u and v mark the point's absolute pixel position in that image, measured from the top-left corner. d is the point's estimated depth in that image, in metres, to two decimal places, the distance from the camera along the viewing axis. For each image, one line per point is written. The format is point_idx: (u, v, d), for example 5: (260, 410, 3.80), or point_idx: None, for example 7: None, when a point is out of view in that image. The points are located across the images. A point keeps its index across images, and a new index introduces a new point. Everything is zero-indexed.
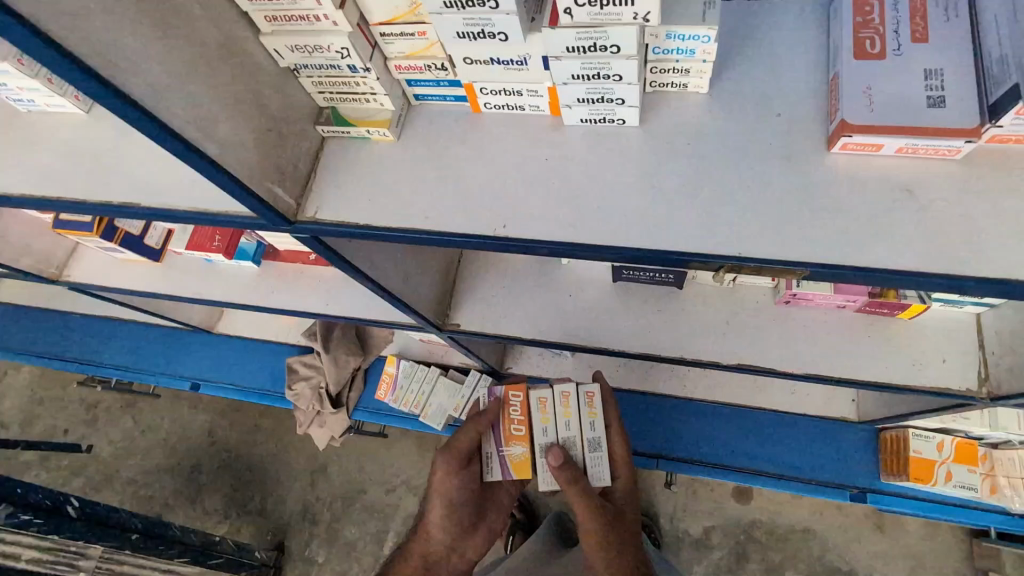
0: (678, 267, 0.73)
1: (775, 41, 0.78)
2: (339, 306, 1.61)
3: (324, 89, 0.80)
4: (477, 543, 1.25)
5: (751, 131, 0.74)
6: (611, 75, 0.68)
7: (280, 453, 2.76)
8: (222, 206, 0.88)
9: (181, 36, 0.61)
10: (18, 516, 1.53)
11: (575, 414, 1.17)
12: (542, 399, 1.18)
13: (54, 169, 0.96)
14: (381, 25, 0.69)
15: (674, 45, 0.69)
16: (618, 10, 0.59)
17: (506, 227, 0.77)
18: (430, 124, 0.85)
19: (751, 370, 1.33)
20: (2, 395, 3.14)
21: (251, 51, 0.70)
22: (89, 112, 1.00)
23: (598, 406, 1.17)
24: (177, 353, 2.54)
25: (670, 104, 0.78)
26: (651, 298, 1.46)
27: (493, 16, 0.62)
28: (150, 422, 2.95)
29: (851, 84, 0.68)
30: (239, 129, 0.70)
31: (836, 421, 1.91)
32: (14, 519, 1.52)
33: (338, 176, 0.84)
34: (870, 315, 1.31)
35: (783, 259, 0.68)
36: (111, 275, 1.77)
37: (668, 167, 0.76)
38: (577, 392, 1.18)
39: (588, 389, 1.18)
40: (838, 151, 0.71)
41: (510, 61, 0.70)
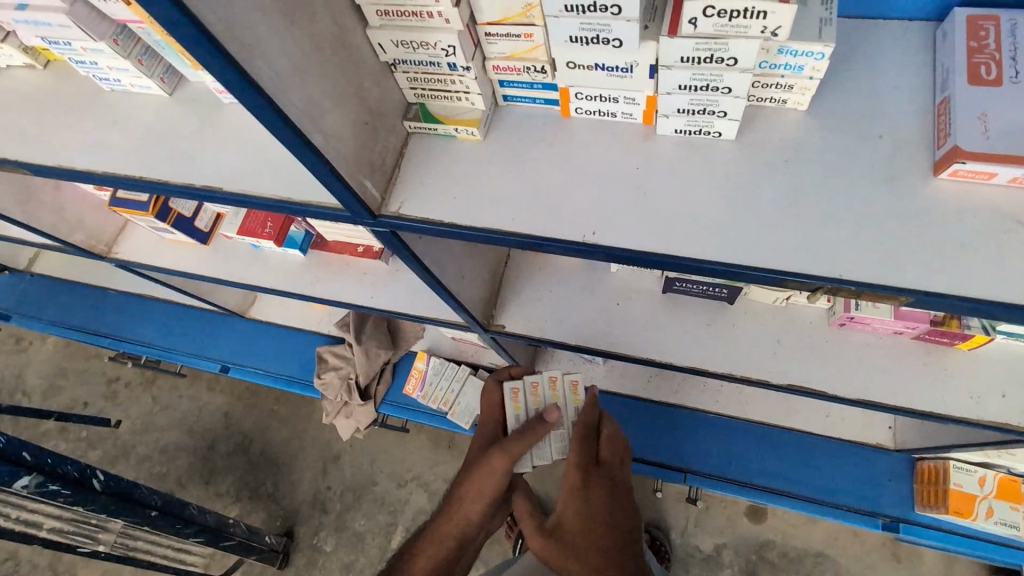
0: (771, 285, 0.71)
1: (878, 61, 0.77)
2: (382, 299, 1.62)
3: (417, 85, 0.80)
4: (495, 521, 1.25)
5: (853, 151, 0.73)
6: (719, 88, 0.67)
7: (294, 440, 2.78)
8: (301, 193, 0.89)
9: (303, 25, 0.61)
10: (47, 486, 1.40)
11: (562, 399, 1.28)
12: (536, 384, 1.27)
13: (134, 151, 0.97)
14: (489, 25, 0.69)
15: (784, 61, 0.68)
16: (747, 22, 0.58)
17: (595, 233, 0.76)
18: (517, 126, 0.85)
19: (800, 391, 1.31)
20: (29, 364, 3.19)
21: (357, 44, 0.70)
22: (172, 95, 1.01)
23: (581, 394, 1.28)
24: (210, 335, 2.56)
25: (766, 119, 0.77)
26: (699, 311, 1.45)
27: (614, 22, 0.62)
28: (169, 400, 2.99)
29: (965, 110, 0.67)
30: (340, 120, 0.70)
31: (871, 447, 1.87)
32: (43, 489, 1.39)
33: (422, 173, 0.84)
34: (927, 344, 1.29)
35: (885, 284, 0.67)
36: (157, 253, 1.78)
37: (764, 182, 0.75)
38: (563, 380, 1.28)
39: (571, 377, 1.28)
40: (945, 177, 0.69)
41: (615, 68, 0.70)
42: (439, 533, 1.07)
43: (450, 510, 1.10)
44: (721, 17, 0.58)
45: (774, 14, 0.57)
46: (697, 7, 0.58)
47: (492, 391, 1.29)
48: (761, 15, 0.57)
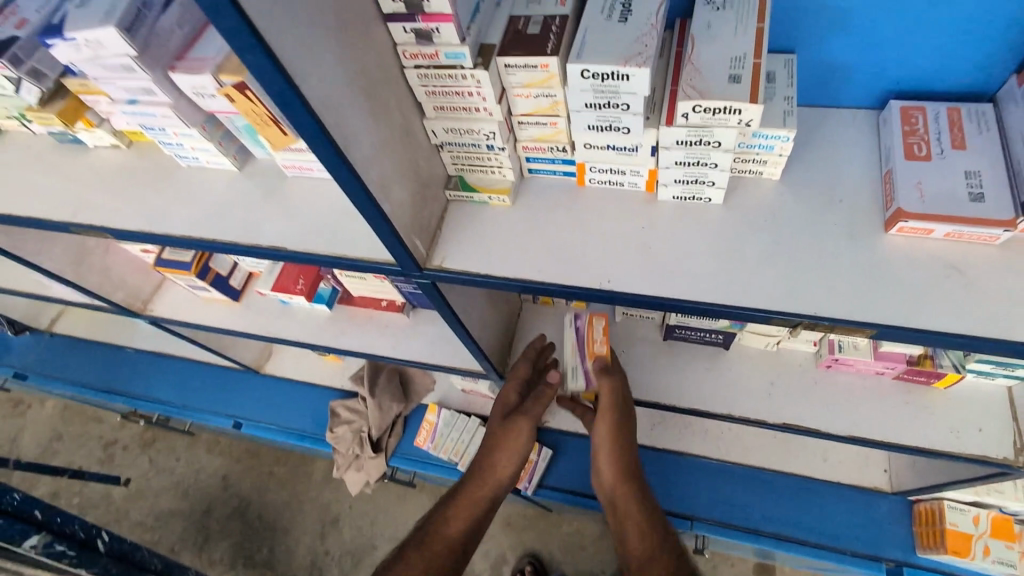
0: (760, 323, 0.85)
1: (835, 140, 0.95)
2: (403, 350, 1.74)
3: (458, 161, 0.97)
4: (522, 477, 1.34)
5: (819, 212, 0.89)
6: (708, 163, 0.83)
7: (293, 501, 2.79)
8: (355, 252, 1.03)
9: (383, 118, 0.77)
10: (55, 545, 1.19)
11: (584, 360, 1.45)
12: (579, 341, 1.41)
13: (207, 218, 1.14)
14: (522, 115, 0.86)
15: (758, 142, 0.85)
16: (726, 116, 0.74)
17: (610, 281, 0.91)
18: (540, 193, 1.01)
19: (794, 430, 1.42)
20: (23, 430, 3.21)
21: (416, 130, 0.87)
22: (241, 168, 1.18)
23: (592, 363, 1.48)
24: (224, 392, 2.64)
25: (748, 186, 0.94)
26: (698, 357, 1.58)
27: (623, 115, 0.78)
28: (164, 464, 3.00)
29: (905, 179, 0.83)
30: (402, 191, 0.86)
31: (868, 491, 1.95)
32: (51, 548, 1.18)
33: (461, 233, 0.99)
34: (908, 383, 1.41)
35: (856, 320, 0.80)
36: (189, 310, 1.90)
37: (750, 238, 0.90)
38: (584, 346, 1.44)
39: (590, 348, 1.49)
40: (895, 233, 0.85)
41: (623, 148, 0.87)
42: (472, 496, 1.21)
43: (481, 472, 1.24)
44: (706, 112, 0.74)
45: (746, 111, 0.73)
46: (687, 106, 0.74)
47: (520, 364, 1.42)
48: (737, 111, 0.73)
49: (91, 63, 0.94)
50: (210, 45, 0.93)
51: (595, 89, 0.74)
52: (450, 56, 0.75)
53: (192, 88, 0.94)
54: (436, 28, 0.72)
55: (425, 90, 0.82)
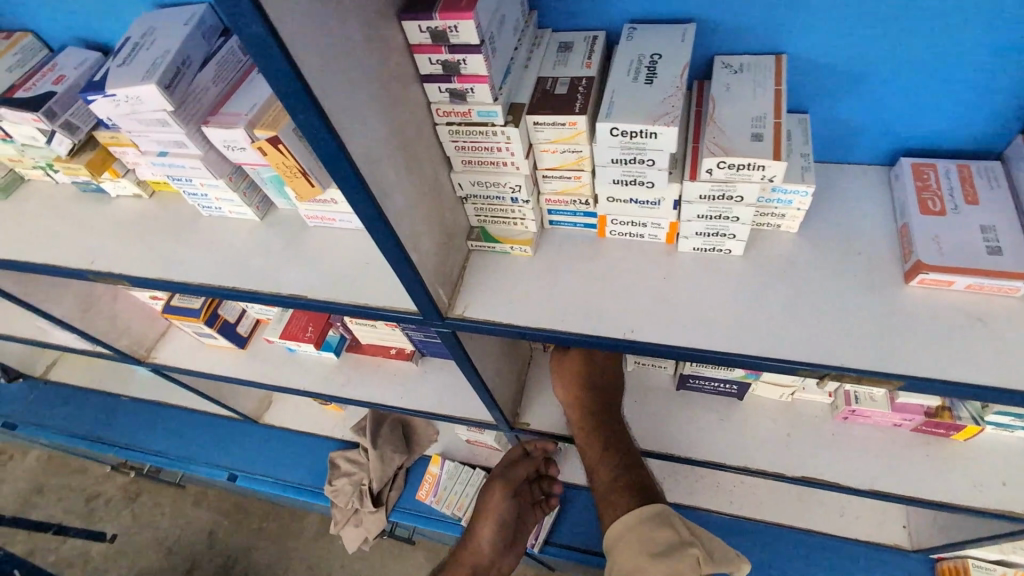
0: (785, 374, 0.84)
1: (848, 195, 0.98)
2: (411, 399, 1.71)
3: (482, 214, 0.99)
4: (513, 553, 1.49)
5: (839, 265, 0.90)
6: (730, 216, 0.85)
7: (282, 560, 2.66)
8: (375, 300, 1.04)
9: (416, 173, 0.79)
10: None
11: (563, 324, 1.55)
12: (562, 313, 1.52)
13: (227, 266, 1.15)
14: (547, 170, 0.89)
15: (776, 197, 0.88)
16: (750, 172, 0.76)
17: (634, 331, 0.91)
18: (561, 244, 1.02)
19: (814, 483, 1.39)
20: (5, 479, 3.09)
21: (444, 183, 0.89)
22: (263, 219, 1.20)
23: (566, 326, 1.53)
24: (220, 442, 2.56)
25: (766, 239, 0.96)
26: (712, 408, 1.55)
27: (648, 170, 0.81)
28: (150, 516, 2.88)
29: (922, 234, 0.86)
30: (430, 242, 0.87)
31: (888, 547, 1.89)
32: None
33: (483, 283, 1.00)
34: (927, 436, 1.40)
35: (881, 370, 0.80)
36: (194, 357, 1.88)
37: (772, 288, 0.91)
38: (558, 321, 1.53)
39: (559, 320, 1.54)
40: (915, 285, 0.86)
41: (646, 202, 0.89)
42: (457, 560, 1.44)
43: (466, 547, 1.46)
44: (730, 168, 0.77)
45: (769, 167, 0.75)
46: (711, 162, 0.77)
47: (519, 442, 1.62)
48: (760, 168, 0.75)
49: (128, 119, 0.97)
50: (244, 101, 0.96)
51: (623, 145, 0.77)
52: (482, 114, 0.78)
53: (224, 141, 0.97)
54: (471, 88, 0.75)
55: (455, 145, 0.85)
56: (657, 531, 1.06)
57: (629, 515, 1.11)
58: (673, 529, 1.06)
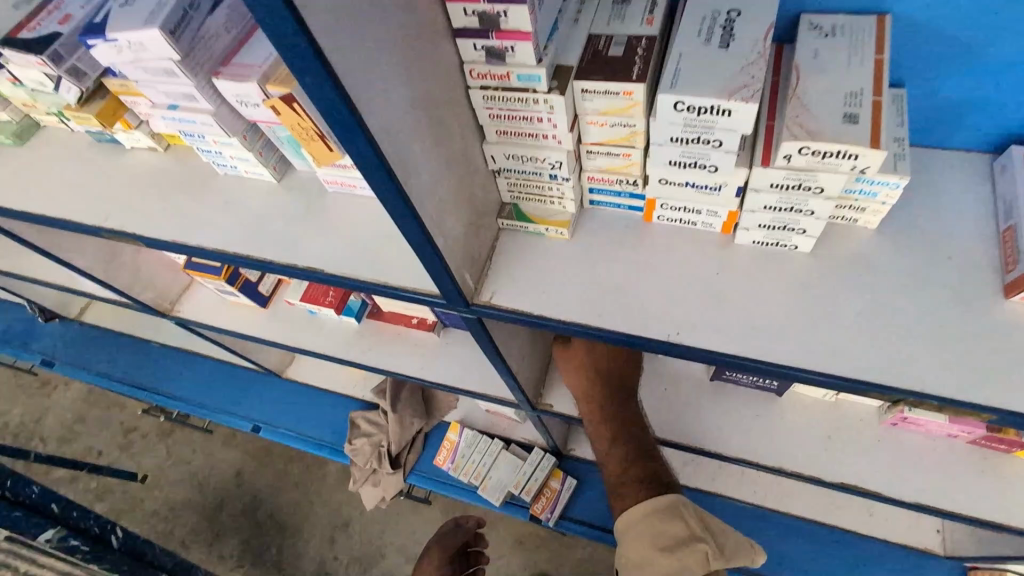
0: (852, 393, 0.74)
1: (941, 187, 0.84)
2: (432, 371, 1.66)
3: (515, 189, 0.89)
4: None
5: (925, 270, 0.78)
6: (804, 209, 0.73)
7: (305, 504, 2.73)
8: (397, 279, 0.96)
9: (444, 145, 0.69)
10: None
11: None
12: None
13: (243, 231, 1.08)
14: (592, 145, 0.78)
15: (860, 188, 0.75)
16: (838, 161, 0.64)
17: (680, 333, 0.81)
18: (602, 227, 0.91)
19: (853, 490, 1.30)
20: (48, 409, 3.22)
21: (476, 156, 0.79)
22: (280, 180, 1.12)
23: None
24: (244, 393, 2.59)
25: (840, 234, 0.83)
26: (748, 403, 1.45)
27: (713, 152, 0.69)
28: (181, 454, 2.97)
29: None
30: (457, 222, 0.78)
31: (918, 552, 1.81)
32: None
33: (513, 266, 0.91)
34: (986, 451, 1.28)
35: (970, 400, 0.69)
36: (216, 313, 1.85)
37: (843, 292, 0.79)
38: None
39: None
40: (1017, 300, 0.74)
41: (704, 186, 0.77)
42: None
43: None
44: (814, 155, 0.64)
45: (864, 156, 0.62)
46: (792, 147, 0.64)
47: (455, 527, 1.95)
48: (852, 156, 0.63)
49: (132, 66, 0.88)
50: (258, 51, 0.86)
51: (687, 123, 0.65)
52: (523, 78, 0.67)
53: (236, 96, 0.88)
54: (512, 47, 0.64)
55: (489, 113, 0.74)
56: (667, 524, 1.06)
57: (639, 508, 1.09)
58: (683, 523, 1.06)
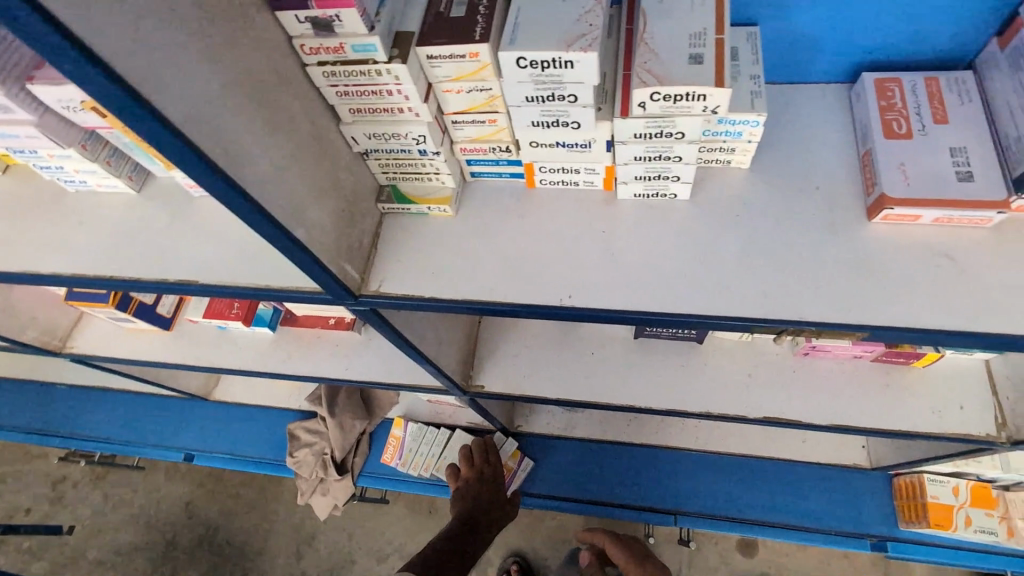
0: (740, 332, 0.75)
1: (806, 120, 0.86)
2: (359, 369, 1.60)
3: (389, 170, 0.84)
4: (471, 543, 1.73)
5: (796, 204, 0.80)
6: (671, 157, 0.73)
7: (262, 524, 2.62)
8: (280, 281, 0.90)
9: (284, 130, 0.64)
10: None
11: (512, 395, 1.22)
12: None
13: (105, 250, 0.98)
14: (455, 114, 0.74)
15: (724, 129, 0.76)
16: (690, 103, 0.64)
17: (572, 296, 0.80)
18: (486, 200, 0.89)
19: (776, 423, 1.36)
20: None
21: (333, 139, 0.74)
22: (140, 190, 1.02)
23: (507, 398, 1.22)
24: (172, 422, 2.42)
25: (716, 177, 0.84)
26: (672, 354, 1.48)
27: (571, 108, 0.67)
28: (120, 496, 2.78)
29: (886, 161, 0.75)
30: (322, 212, 0.73)
31: (849, 468, 1.92)
32: None
33: (399, 250, 0.87)
34: (887, 365, 1.37)
35: (843, 321, 0.71)
36: (117, 343, 1.72)
37: (722, 235, 0.80)
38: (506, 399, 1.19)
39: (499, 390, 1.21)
40: (879, 221, 0.76)
41: (575, 145, 0.75)
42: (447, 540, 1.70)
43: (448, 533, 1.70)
44: (666, 100, 0.64)
45: (712, 96, 0.62)
46: (643, 94, 0.63)
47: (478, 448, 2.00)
48: (701, 97, 0.63)
49: None
50: None
51: (536, 79, 0.62)
52: (358, 49, 0.62)
53: (59, 101, 0.79)
54: (336, 15, 0.59)
55: (335, 90, 0.69)
56: None
57: None
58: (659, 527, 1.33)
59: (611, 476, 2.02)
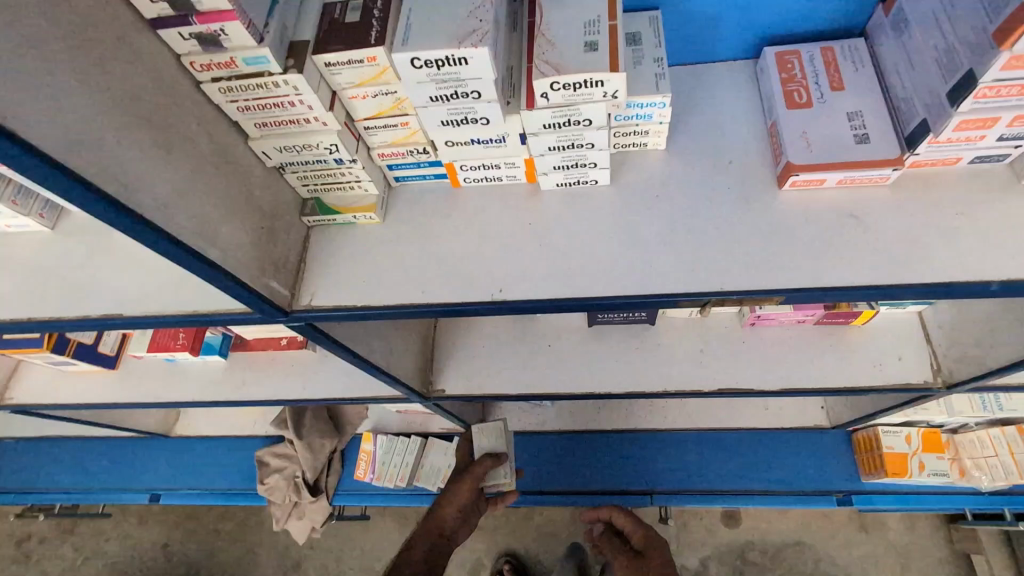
0: (668, 307, 0.77)
1: (715, 98, 0.89)
2: (317, 387, 1.57)
3: (309, 182, 0.83)
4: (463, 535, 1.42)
5: (711, 179, 0.82)
6: (583, 144, 0.74)
7: (244, 557, 2.55)
8: (211, 305, 0.88)
9: (181, 150, 0.62)
10: None
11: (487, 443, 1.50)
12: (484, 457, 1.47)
13: (22, 292, 0.93)
14: (366, 120, 0.74)
15: (634, 113, 0.78)
16: (589, 90, 0.65)
17: (503, 290, 0.80)
18: (413, 203, 0.89)
19: (732, 393, 1.39)
20: None
21: (242, 156, 0.72)
22: (54, 227, 0.98)
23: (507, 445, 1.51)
24: (133, 464, 2.33)
25: (634, 160, 0.86)
26: (627, 338, 1.50)
27: (477, 104, 0.67)
28: (92, 547, 2.67)
29: (789, 131, 0.78)
30: (237, 230, 0.71)
31: (811, 430, 1.98)
32: None
33: (329, 262, 0.86)
34: (828, 326, 1.42)
35: (762, 288, 0.74)
36: (62, 388, 1.65)
37: (644, 215, 0.82)
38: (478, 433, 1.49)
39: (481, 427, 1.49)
40: (788, 188, 0.79)
41: (489, 140, 0.76)
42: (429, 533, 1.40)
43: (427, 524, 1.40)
44: (566, 89, 0.65)
45: (609, 81, 0.63)
46: (544, 84, 0.64)
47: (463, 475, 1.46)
48: (600, 83, 0.64)
49: None
50: None
51: (434, 78, 0.63)
52: (250, 62, 0.61)
53: None
54: (221, 30, 0.57)
55: (236, 106, 0.67)
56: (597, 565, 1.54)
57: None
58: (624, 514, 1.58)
59: (585, 465, 2.04)
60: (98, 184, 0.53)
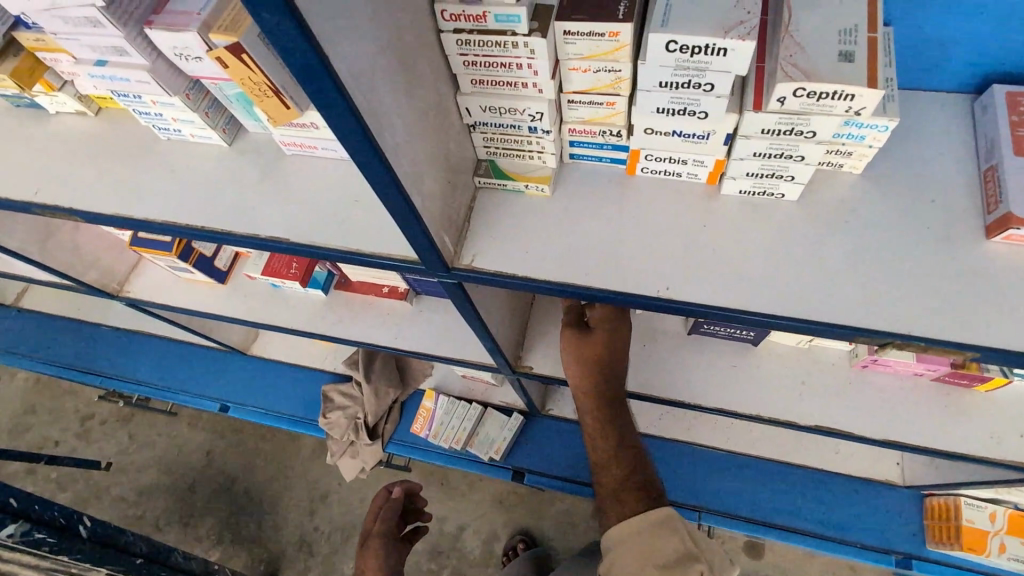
0: (840, 340, 0.75)
1: (921, 128, 0.84)
2: (406, 339, 1.61)
3: (492, 144, 0.83)
4: None
5: (910, 215, 0.78)
6: (793, 156, 0.71)
7: (279, 479, 2.67)
8: (367, 246, 0.90)
9: (416, 94, 0.64)
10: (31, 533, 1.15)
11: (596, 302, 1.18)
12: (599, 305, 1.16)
13: (193, 198, 0.99)
14: (574, 94, 0.73)
15: (848, 131, 0.72)
16: (834, 102, 0.62)
17: (670, 288, 0.79)
18: (583, 182, 0.88)
19: (825, 432, 1.34)
20: None
21: (449, 108, 0.74)
22: (231, 143, 1.03)
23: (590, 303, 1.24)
24: (208, 372, 2.47)
25: (824, 180, 0.82)
26: (725, 355, 1.47)
27: (703, 98, 0.66)
28: (146, 439, 2.85)
29: (1013, 178, 0.73)
30: (432, 180, 0.73)
31: (881, 484, 1.89)
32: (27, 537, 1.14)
33: (492, 227, 0.86)
34: (948, 385, 1.34)
35: (953, 339, 0.70)
36: (172, 292, 1.75)
37: (828, 239, 0.79)
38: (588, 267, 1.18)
39: None
40: (997, 240, 0.74)
41: (692, 135, 0.74)
42: None
43: None
44: (809, 97, 0.62)
45: (861, 96, 0.61)
46: (787, 88, 0.62)
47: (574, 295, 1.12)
48: (849, 97, 0.61)
49: (48, 15, 0.78)
50: None
51: (679, 65, 0.63)
52: (501, 19, 0.62)
53: (174, 48, 0.78)
54: None
55: (462, 60, 0.68)
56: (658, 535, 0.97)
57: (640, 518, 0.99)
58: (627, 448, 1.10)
59: None
60: (364, 117, 0.56)
